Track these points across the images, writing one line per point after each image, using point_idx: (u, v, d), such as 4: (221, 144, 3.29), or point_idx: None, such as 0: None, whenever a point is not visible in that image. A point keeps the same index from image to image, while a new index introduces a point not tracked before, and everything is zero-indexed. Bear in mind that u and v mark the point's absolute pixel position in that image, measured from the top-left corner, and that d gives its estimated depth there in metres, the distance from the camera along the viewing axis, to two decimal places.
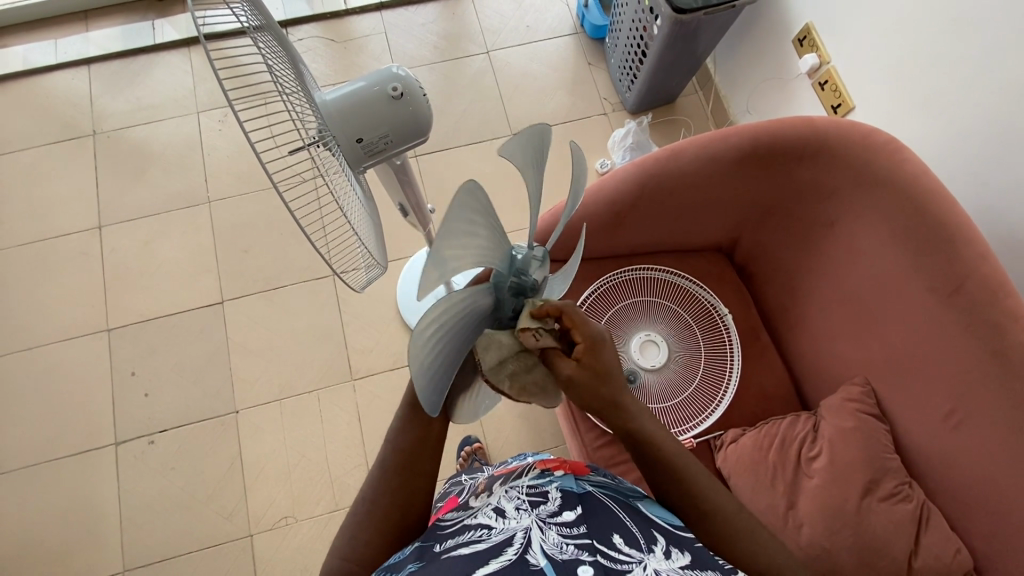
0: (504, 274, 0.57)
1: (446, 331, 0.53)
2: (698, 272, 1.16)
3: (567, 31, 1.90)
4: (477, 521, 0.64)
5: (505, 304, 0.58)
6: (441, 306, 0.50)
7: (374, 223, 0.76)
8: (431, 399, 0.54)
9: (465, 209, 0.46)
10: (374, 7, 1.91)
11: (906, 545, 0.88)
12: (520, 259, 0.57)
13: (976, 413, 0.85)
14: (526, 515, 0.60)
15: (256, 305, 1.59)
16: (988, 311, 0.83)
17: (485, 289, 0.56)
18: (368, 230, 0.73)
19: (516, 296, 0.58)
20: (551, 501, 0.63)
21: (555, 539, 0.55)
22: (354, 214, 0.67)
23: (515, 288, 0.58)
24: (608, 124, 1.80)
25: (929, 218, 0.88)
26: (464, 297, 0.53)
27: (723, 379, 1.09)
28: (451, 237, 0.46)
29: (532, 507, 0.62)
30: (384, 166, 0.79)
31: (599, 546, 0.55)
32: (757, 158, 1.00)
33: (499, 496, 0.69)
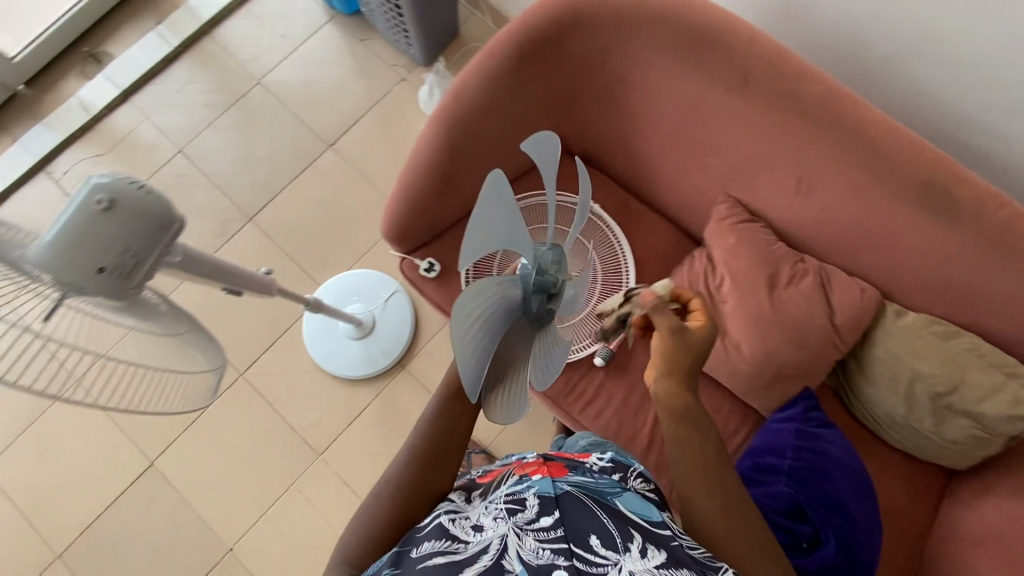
0: (528, 270, 0.62)
1: (487, 313, 0.56)
2: (547, 181, 1.17)
3: (322, 19, 1.78)
4: (456, 529, 0.64)
5: (529, 300, 0.63)
6: (480, 292, 0.54)
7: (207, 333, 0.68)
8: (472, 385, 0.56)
9: (497, 196, 0.51)
10: (120, 98, 1.73)
11: (824, 311, 0.95)
12: (541, 256, 0.62)
13: (816, 171, 0.91)
14: (503, 523, 0.61)
15: (188, 447, 1.49)
16: (777, 83, 0.88)
17: (511, 282, 0.60)
18: (201, 352, 0.66)
19: (538, 294, 0.63)
20: (530, 508, 0.64)
21: (532, 545, 0.58)
22: (166, 352, 0.61)
23: (537, 286, 0.63)
24: (412, 88, 1.73)
25: (692, 28, 0.89)
26: (499, 284, 0.57)
27: (619, 260, 1.12)
28: (487, 220, 0.51)
29: (510, 514, 0.63)
30: (163, 272, 0.70)
31: (576, 550, 0.57)
32: (527, 57, 0.97)
33: (478, 506, 0.68)
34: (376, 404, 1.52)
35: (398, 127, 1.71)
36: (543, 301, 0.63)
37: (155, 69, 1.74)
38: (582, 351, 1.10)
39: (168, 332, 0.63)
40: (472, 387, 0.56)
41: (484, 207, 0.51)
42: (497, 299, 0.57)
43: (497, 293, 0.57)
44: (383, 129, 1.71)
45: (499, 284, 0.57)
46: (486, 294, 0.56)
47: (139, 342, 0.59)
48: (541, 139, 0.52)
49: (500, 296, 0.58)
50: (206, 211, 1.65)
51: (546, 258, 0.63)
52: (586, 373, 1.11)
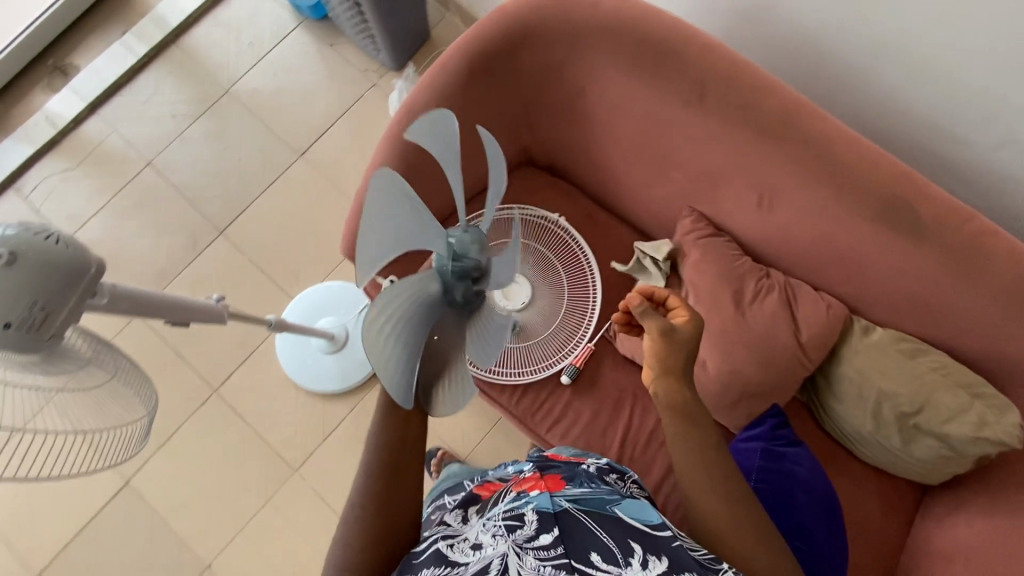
0: (445, 260, 0.61)
1: (400, 317, 0.60)
2: (512, 195, 1.15)
3: (291, 25, 1.74)
4: (455, 552, 0.61)
5: (453, 287, 0.61)
6: (389, 296, 0.59)
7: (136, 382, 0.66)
8: (399, 387, 0.61)
9: (390, 193, 0.60)
10: (86, 110, 1.70)
11: (788, 328, 0.93)
12: (455, 243, 0.60)
13: (778, 185, 0.88)
14: (502, 541, 0.58)
15: (163, 464, 1.49)
16: (734, 96, 0.85)
17: (426, 277, 0.61)
18: (130, 405, 0.63)
19: (461, 280, 0.60)
20: (528, 524, 0.60)
21: (532, 564, 0.55)
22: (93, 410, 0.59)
23: (458, 273, 0.60)
24: (383, 93, 1.70)
25: (646, 41, 0.86)
26: (407, 284, 0.60)
27: (586, 275, 1.10)
28: (386, 222, 0.62)
29: (508, 532, 0.59)
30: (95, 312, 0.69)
31: (577, 566, 0.54)
32: (479, 72, 0.94)
33: (477, 524, 0.65)
34: (351, 418, 1.50)
35: (369, 134, 1.68)
36: (467, 287, 0.61)
37: (121, 81, 1.71)
38: (548, 369, 1.08)
39: (93, 388, 0.60)
40: (403, 387, 0.61)
41: (386, 206, 0.61)
42: (410, 299, 0.60)
43: (407, 290, 0.60)
44: (354, 137, 1.68)
45: (408, 284, 0.60)
46: (395, 297, 0.59)
47: (62, 408, 0.56)
48: (426, 120, 0.51)
49: (412, 294, 0.60)
50: (177, 225, 1.63)
51: (465, 243, 0.59)
52: (554, 392, 1.09)
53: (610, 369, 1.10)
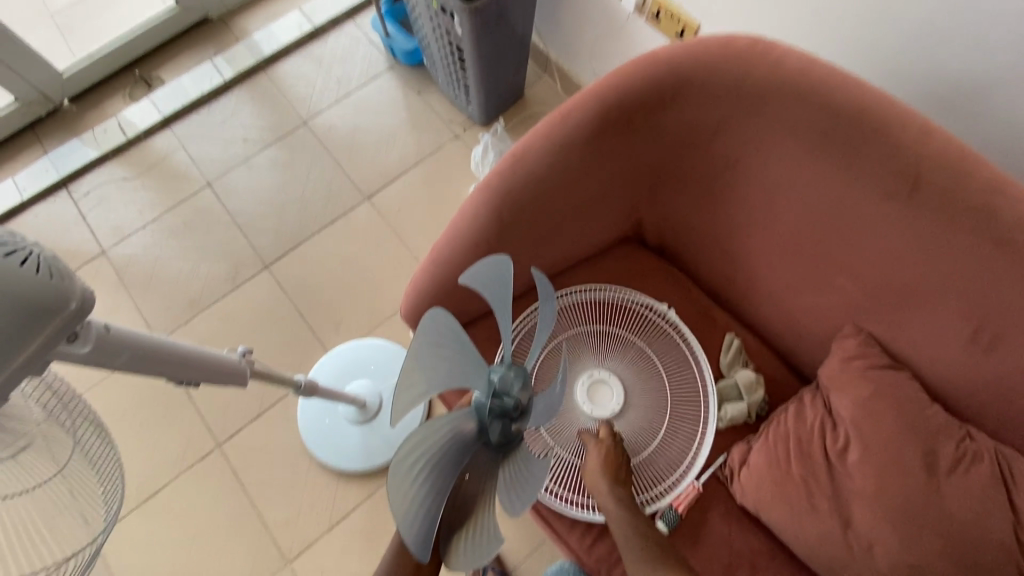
0: (484, 396, 0.62)
1: (435, 457, 0.56)
2: (614, 275, 0.94)
3: (382, 68, 1.68)
4: None
5: (489, 425, 0.61)
6: (427, 428, 0.56)
7: (98, 471, 0.45)
8: (418, 543, 0.54)
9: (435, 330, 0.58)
10: (160, 124, 1.64)
11: (1006, 518, 0.66)
12: (498, 380, 0.62)
13: (1006, 320, 0.65)
14: None
15: (138, 526, 1.25)
16: (960, 196, 0.64)
17: (465, 413, 0.61)
18: (79, 515, 0.42)
19: (500, 417, 0.61)
20: None
21: None
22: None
23: (497, 410, 0.61)
24: (465, 147, 1.58)
25: (839, 113, 0.68)
26: (444, 421, 0.58)
27: (698, 387, 0.85)
28: (434, 353, 0.59)
29: None
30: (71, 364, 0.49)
31: None
32: (613, 126, 0.77)
33: None
34: (364, 508, 1.25)
35: (443, 187, 1.54)
36: (505, 425, 0.60)
37: (202, 99, 1.66)
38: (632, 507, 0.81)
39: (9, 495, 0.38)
40: (420, 542, 0.54)
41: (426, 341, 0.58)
42: (445, 437, 0.58)
43: (445, 425, 0.58)
44: (426, 188, 1.55)
45: (448, 419, 0.58)
46: (434, 431, 0.57)
47: None
48: (482, 264, 0.56)
49: (449, 429, 0.58)
50: (222, 252, 1.50)
51: (507, 380, 0.62)
52: None
53: (720, 522, 0.82)
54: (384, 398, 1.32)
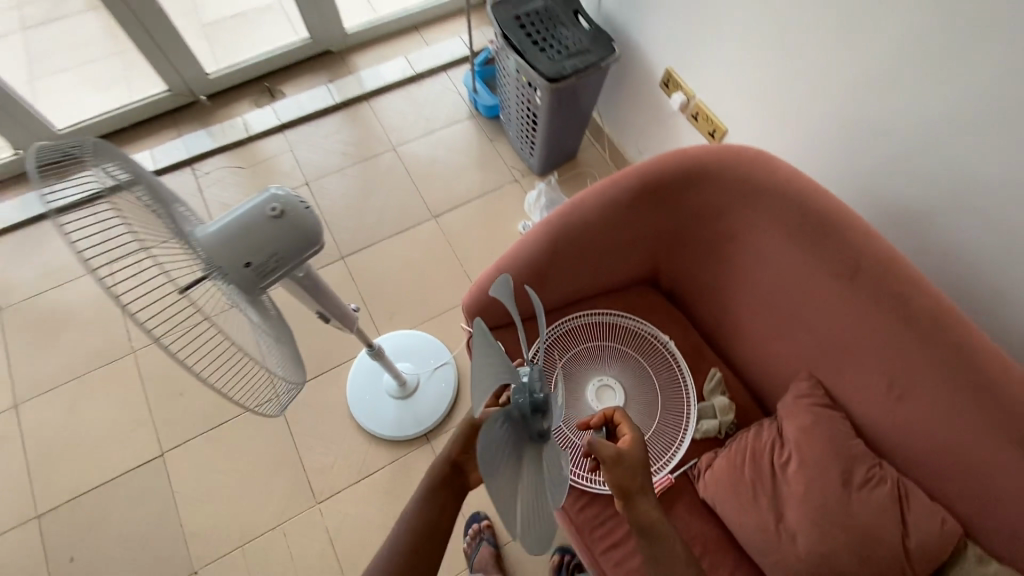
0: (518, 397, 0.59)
1: (504, 449, 0.51)
2: (631, 308, 1.20)
3: (464, 115, 2.02)
4: None
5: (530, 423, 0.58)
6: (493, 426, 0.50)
7: (291, 357, 0.70)
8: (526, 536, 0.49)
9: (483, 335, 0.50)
10: (276, 128, 1.98)
11: (896, 528, 0.88)
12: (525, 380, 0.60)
13: (913, 379, 0.89)
14: None
15: (199, 450, 1.48)
16: (888, 284, 0.89)
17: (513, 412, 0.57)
18: (288, 364, 0.70)
19: (536, 414, 0.59)
20: None
21: None
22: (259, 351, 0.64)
23: (530, 406, 0.59)
24: (521, 189, 1.88)
25: (812, 213, 0.94)
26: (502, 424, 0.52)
27: (683, 405, 1.11)
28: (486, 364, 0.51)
29: None
30: (287, 281, 0.76)
31: None
32: (649, 195, 1.05)
33: None
34: (389, 471, 1.47)
35: (498, 219, 1.84)
36: (540, 421, 0.59)
37: (313, 115, 2.01)
38: None
39: (265, 334, 0.66)
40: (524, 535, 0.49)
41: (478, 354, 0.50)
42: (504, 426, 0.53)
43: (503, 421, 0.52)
44: (484, 216, 1.84)
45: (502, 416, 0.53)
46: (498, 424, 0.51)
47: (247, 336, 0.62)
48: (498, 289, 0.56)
49: (507, 420, 0.54)
50: None
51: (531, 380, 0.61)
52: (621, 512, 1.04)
53: (684, 511, 1.04)
54: (421, 381, 1.56)
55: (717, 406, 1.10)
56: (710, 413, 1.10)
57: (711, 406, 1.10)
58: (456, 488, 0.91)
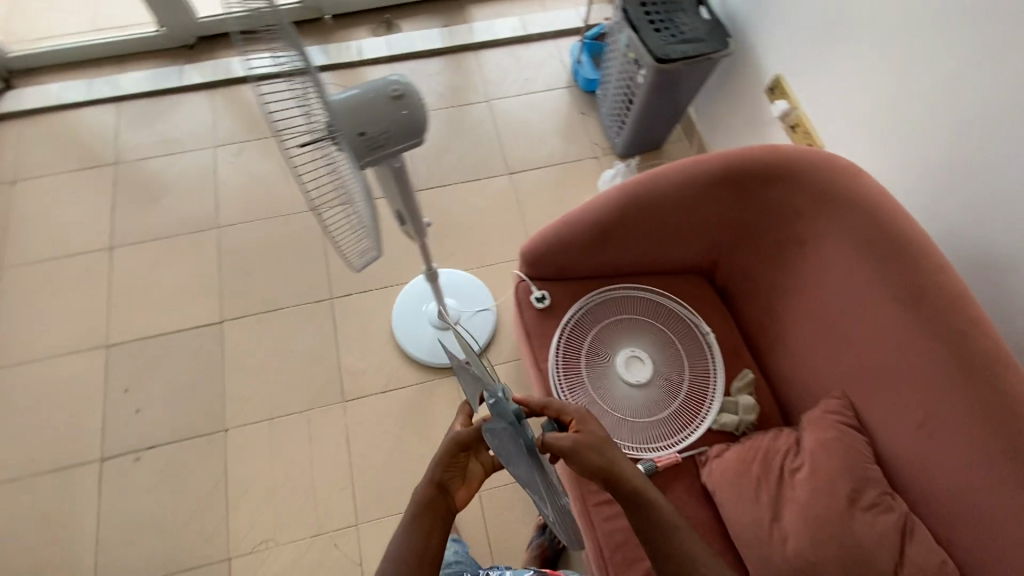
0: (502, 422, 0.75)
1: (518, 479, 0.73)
2: (681, 292, 1.22)
3: (562, 84, 2.05)
4: None
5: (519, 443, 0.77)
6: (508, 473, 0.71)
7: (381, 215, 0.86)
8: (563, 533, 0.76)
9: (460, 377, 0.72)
10: (385, 59, 2.09)
11: (891, 556, 0.88)
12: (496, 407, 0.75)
13: (947, 418, 0.88)
14: None
15: (253, 327, 1.62)
16: (948, 318, 0.88)
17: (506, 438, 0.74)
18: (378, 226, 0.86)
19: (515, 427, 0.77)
20: None
21: None
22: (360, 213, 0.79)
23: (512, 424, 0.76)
24: (599, 167, 1.90)
25: (889, 234, 0.94)
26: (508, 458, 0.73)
27: (706, 395, 1.13)
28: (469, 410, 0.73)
29: None
30: (382, 167, 0.83)
31: None
32: (729, 183, 1.07)
33: None
34: (413, 391, 1.56)
35: (569, 189, 1.87)
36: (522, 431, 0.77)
37: (421, 53, 2.10)
38: (628, 450, 1.09)
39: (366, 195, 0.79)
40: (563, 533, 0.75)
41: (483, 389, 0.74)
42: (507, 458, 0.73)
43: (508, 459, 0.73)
44: (557, 183, 1.88)
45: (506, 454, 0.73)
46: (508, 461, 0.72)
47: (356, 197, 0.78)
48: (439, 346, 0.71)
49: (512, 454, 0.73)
50: None
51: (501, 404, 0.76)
52: None
53: (682, 490, 1.07)
54: (461, 319, 1.64)
55: (741, 403, 1.12)
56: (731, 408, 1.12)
57: (736, 402, 1.12)
58: (444, 512, 0.90)
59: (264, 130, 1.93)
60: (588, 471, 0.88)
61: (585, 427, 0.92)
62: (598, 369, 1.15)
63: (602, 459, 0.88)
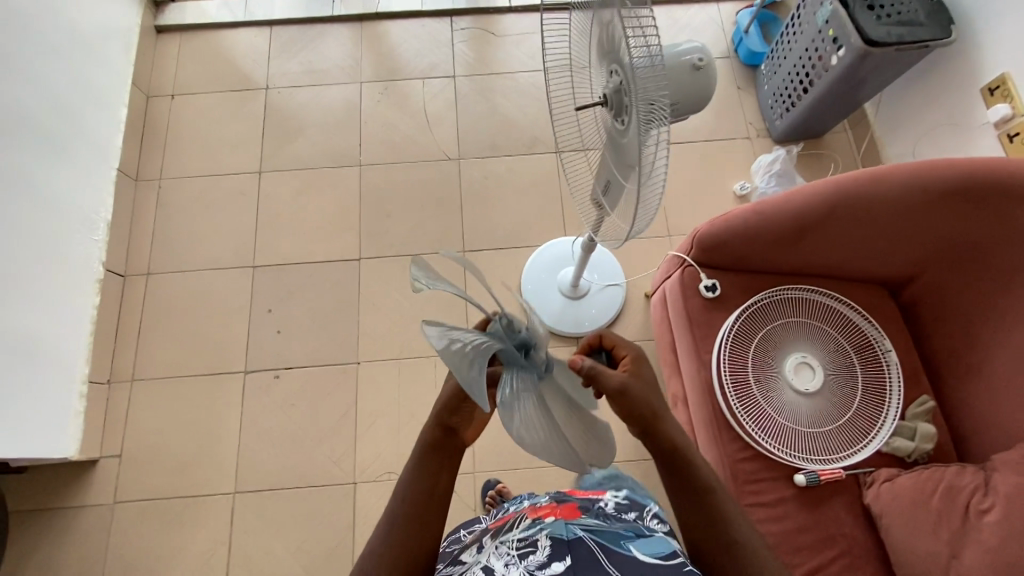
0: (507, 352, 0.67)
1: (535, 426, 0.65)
2: (864, 303, 1.14)
3: (720, 54, 1.90)
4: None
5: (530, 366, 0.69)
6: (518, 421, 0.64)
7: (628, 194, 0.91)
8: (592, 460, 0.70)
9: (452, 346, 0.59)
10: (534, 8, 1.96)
11: None
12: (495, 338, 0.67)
13: None
14: (517, 568, 0.74)
15: (389, 269, 1.67)
16: None
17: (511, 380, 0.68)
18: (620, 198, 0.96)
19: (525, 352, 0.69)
20: (542, 550, 0.77)
21: None
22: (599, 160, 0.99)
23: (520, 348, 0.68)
24: (751, 149, 1.77)
25: None
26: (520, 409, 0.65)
27: (878, 416, 1.08)
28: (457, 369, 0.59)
29: (522, 557, 0.76)
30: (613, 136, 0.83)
31: None
32: (967, 195, 1.00)
33: (490, 552, 0.80)
34: None
35: (716, 170, 1.75)
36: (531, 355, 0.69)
37: None
38: (789, 457, 1.06)
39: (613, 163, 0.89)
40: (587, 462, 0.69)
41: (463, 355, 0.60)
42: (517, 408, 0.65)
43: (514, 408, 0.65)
44: (703, 161, 1.76)
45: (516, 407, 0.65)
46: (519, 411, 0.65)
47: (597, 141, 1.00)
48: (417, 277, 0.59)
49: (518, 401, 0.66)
50: (529, 125, 1.83)
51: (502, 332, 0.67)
52: (778, 480, 1.05)
53: (842, 507, 1.03)
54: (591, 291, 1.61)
55: (919, 430, 1.05)
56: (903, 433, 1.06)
57: (913, 428, 1.06)
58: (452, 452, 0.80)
59: (407, 71, 1.90)
60: (627, 416, 0.81)
61: (637, 368, 0.83)
62: (765, 370, 1.12)
63: (649, 408, 0.79)
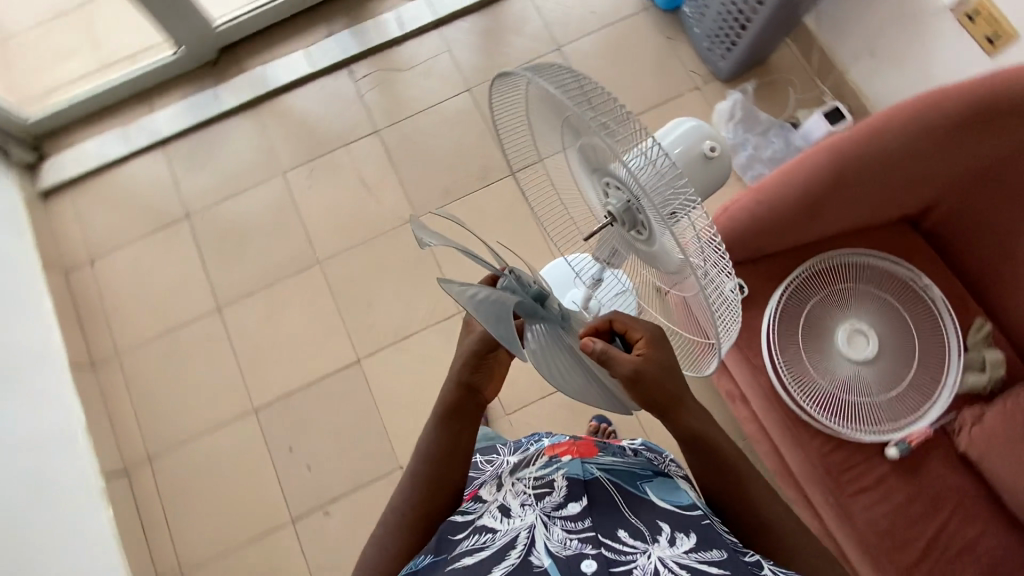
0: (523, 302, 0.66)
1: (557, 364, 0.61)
2: (889, 249, 1.09)
3: (637, 7, 1.76)
4: (483, 522, 0.68)
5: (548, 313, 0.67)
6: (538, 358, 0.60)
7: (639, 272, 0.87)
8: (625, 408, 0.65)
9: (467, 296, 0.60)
10: (431, 26, 1.79)
11: None
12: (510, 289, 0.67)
13: None
14: (530, 512, 0.66)
15: (393, 359, 1.56)
16: None
17: (530, 322, 0.65)
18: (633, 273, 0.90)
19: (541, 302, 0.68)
20: (558, 492, 0.70)
21: (560, 535, 0.61)
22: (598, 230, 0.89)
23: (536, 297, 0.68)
24: (703, 99, 1.67)
25: None
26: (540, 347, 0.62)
27: (943, 359, 1.04)
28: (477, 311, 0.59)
29: (538, 499, 0.69)
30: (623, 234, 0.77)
31: (602, 539, 0.61)
32: (976, 120, 0.92)
33: (506, 491, 0.74)
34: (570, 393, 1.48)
35: None
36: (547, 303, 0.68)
37: (468, 9, 1.79)
38: (873, 435, 1.02)
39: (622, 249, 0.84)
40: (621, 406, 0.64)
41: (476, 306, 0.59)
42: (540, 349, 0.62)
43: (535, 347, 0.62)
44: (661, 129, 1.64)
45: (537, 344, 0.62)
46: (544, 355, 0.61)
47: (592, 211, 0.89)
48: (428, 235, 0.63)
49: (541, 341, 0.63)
50: (475, 155, 1.70)
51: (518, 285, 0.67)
52: (870, 460, 1.02)
53: (939, 463, 1.01)
54: None
55: (988, 360, 1.02)
56: (972, 367, 1.03)
57: (982, 360, 1.03)
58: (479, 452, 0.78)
59: (326, 143, 1.73)
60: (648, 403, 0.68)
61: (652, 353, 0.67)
62: (818, 353, 1.07)
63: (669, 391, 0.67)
